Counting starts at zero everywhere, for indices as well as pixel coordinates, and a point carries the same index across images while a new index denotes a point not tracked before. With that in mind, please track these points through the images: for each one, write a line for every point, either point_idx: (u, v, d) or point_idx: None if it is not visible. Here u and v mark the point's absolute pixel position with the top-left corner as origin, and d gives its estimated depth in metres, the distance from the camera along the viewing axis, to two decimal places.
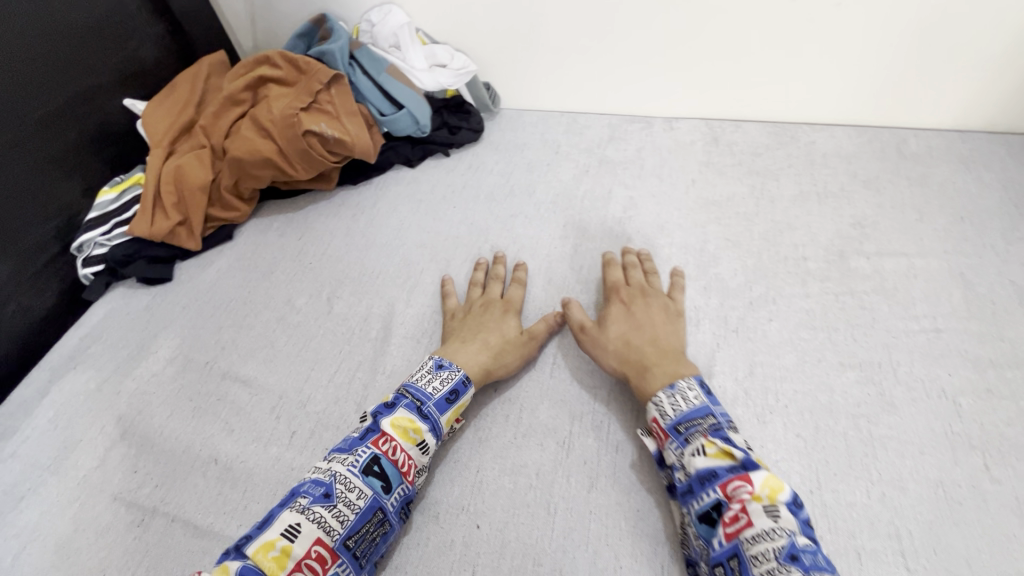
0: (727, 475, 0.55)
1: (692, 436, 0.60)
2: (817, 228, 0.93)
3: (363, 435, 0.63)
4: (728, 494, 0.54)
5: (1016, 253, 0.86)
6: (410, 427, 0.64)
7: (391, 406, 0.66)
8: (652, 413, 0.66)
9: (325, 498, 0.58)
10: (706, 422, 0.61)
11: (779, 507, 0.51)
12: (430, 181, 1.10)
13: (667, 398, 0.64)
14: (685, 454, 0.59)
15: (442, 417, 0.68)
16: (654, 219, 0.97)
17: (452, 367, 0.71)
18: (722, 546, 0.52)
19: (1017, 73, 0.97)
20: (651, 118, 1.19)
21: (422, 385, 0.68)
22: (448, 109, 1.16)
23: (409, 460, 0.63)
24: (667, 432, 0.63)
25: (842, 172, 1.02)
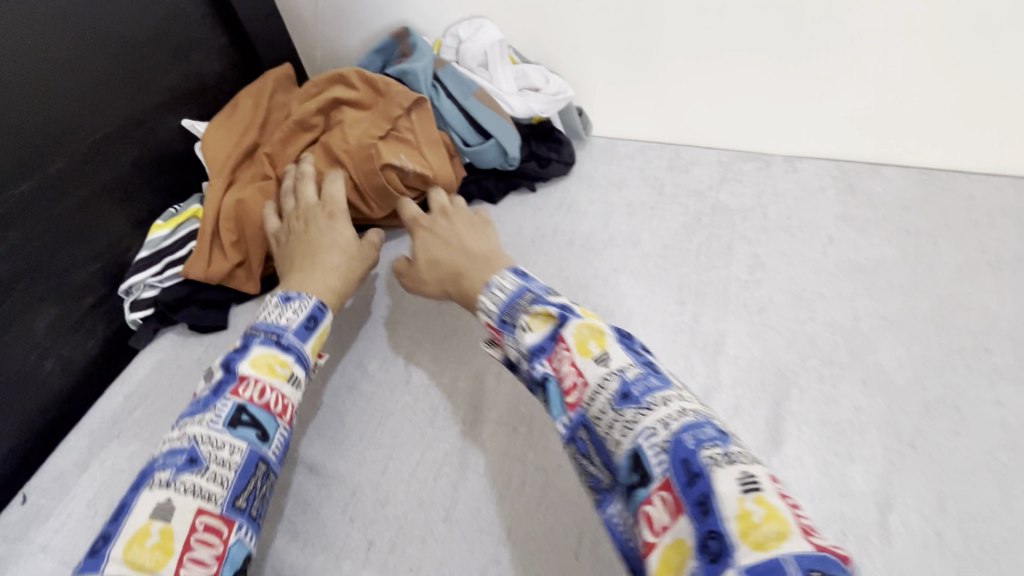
0: (553, 341, 0.52)
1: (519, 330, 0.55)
2: (996, 309, 0.77)
3: (217, 388, 0.56)
4: (567, 385, 0.49)
5: None
6: (274, 363, 0.59)
7: (244, 348, 0.60)
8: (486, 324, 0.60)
9: (191, 464, 0.50)
10: (526, 298, 0.57)
11: (608, 353, 0.48)
12: (516, 222, 0.96)
13: (489, 297, 0.60)
14: (516, 340, 0.55)
15: (305, 347, 0.64)
16: (788, 286, 0.82)
17: (301, 297, 0.67)
18: (572, 419, 0.48)
19: None
20: (769, 155, 1.03)
21: (273, 321, 0.63)
22: (535, 137, 1.02)
23: (283, 399, 0.58)
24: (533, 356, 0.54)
25: (1015, 237, 0.85)
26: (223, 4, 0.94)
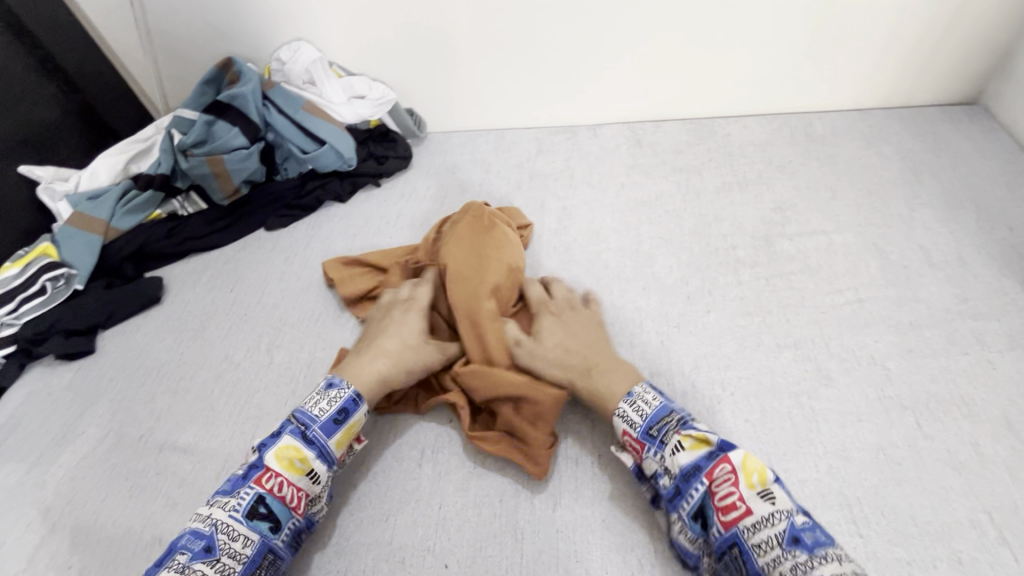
0: (709, 463, 0.56)
1: (665, 436, 0.60)
2: (742, 216, 0.97)
3: (246, 473, 0.59)
4: (718, 484, 0.55)
5: (920, 218, 0.93)
6: (296, 458, 0.60)
7: (276, 435, 0.61)
8: (617, 425, 0.64)
9: (207, 552, 0.53)
10: (673, 419, 0.61)
11: (773, 489, 0.53)
12: (363, 214, 1.08)
13: (629, 407, 0.63)
14: (665, 457, 0.59)
15: (331, 441, 0.63)
16: (588, 227, 0.99)
17: (342, 384, 0.66)
18: (722, 534, 0.53)
19: (898, 52, 1.05)
20: (576, 126, 1.20)
21: (308, 408, 0.63)
22: (373, 139, 1.15)
23: (298, 493, 0.60)
24: (641, 441, 0.61)
25: (758, 160, 1.07)
26: (47, 57, 1.01)
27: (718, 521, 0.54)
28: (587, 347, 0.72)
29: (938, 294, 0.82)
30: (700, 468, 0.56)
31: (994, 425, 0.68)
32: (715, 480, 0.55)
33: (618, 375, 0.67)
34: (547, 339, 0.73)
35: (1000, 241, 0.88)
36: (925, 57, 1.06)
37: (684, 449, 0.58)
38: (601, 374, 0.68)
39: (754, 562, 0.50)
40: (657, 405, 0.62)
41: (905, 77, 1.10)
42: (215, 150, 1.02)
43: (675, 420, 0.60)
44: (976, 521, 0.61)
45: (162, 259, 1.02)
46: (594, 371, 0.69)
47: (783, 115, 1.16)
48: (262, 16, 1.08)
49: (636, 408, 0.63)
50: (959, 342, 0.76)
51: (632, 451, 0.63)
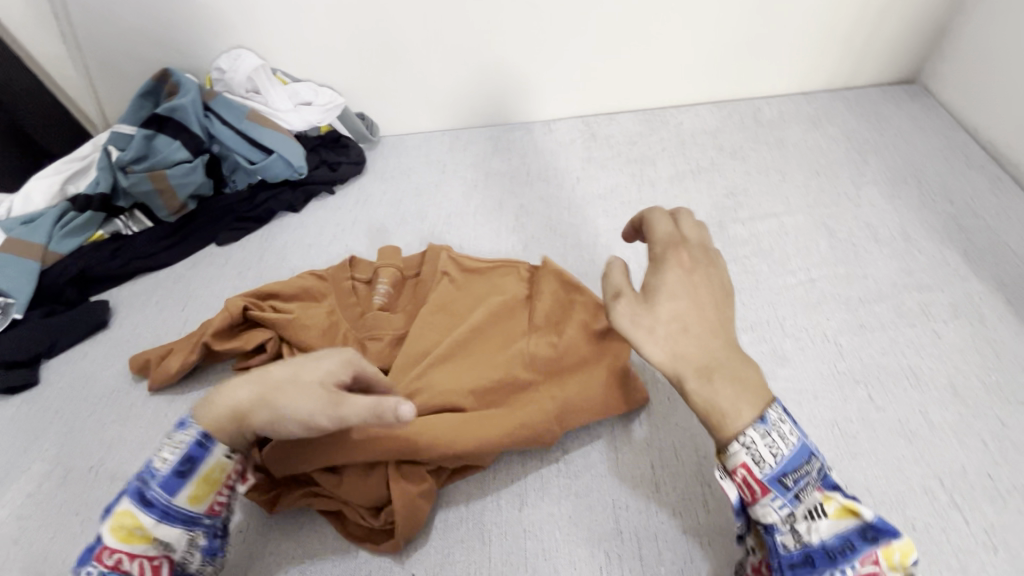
0: (866, 545, 0.46)
1: (801, 492, 0.48)
2: (696, 203, 0.98)
3: (82, 556, 0.49)
4: (865, 568, 0.46)
5: (866, 196, 0.95)
6: (136, 527, 0.50)
7: (116, 498, 0.51)
8: (736, 458, 0.48)
9: None
10: (813, 468, 0.49)
11: (916, 574, 0.46)
12: (317, 223, 1.06)
13: (763, 439, 0.47)
14: (795, 516, 0.48)
15: (178, 497, 0.52)
16: (546, 224, 0.99)
17: (192, 423, 0.54)
18: None
19: (838, 34, 1.08)
20: (531, 123, 1.20)
21: (147, 460, 0.52)
22: (325, 146, 1.12)
23: (153, 561, 0.50)
24: (768, 488, 0.48)
25: (710, 147, 1.08)
26: None
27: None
28: (690, 340, 0.60)
29: (885, 269, 0.84)
30: (853, 548, 0.46)
31: (942, 393, 0.70)
32: (862, 563, 0.46)
33: (743, 383, 0.49)
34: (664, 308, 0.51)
35: (941, 214, 0.90)
36: (865, 37, 1.09)
37: (828, 516, 0.48)
38: (719, 381, 0.48)
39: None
40: (797, 442, 0.48)
41: (846, 59, 1.12)
42: (157, 165, 0.99)
43: (816, 471, 0.49)
44: (928, 487, 0.63)
45: (106, 282, 0.98)
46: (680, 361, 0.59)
47: (733, 101, 1.18)
48: (198, 24, 1.04)
49: (776, 444, 0.48)
50: (907, 315, 0.78)
51: (743, 488, 0.49)
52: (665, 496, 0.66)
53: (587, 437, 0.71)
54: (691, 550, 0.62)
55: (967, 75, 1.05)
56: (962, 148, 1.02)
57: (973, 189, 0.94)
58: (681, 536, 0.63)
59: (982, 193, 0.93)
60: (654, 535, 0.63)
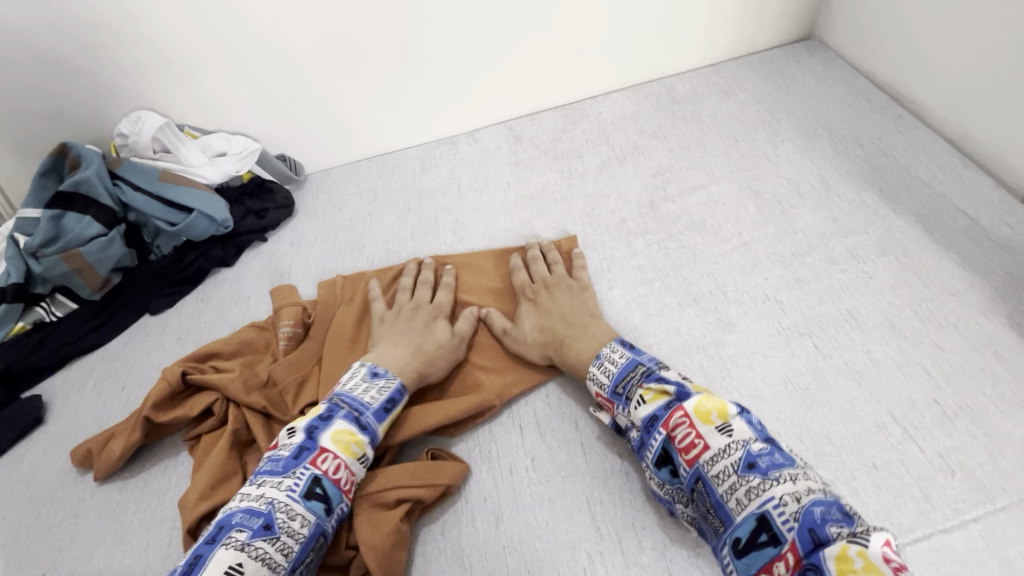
0: (666, 413, 0.59)
1: (632, 391, 0.63)
2: (625, 188, 1.00)
3: (298, 455, 0.61)
4: (676, 431, 0.57)
5: (783, 153, 0.98)
6: (352, 442, 0.63)
7: (329, 420, 0.64)
8: (591, 389, 0.69)
9: (266, 530, 0.55)
10: (638, 372, 0.64)
11: (732, 423, 0.55)
12: (253, 274, 1.03)
13: (598, 369, 0.67)
14: (630, 411, 0.63)
15: (380, 427, 0.67)
16: (483, 233, 0.99)
17: (387, 375, 0.70)
18: (687, 473, 0.56)
19: (730, 5, 1.11)
20: (455, 136, 1.20)
21: (357, 396, 0.67)
22: (249, 195, 1.09)
23: (351, 477, 0.62)
24: (611, 400, 0.65)
25: (631, 131, 1.10)
26: None
27: (682, 462, 0.56)
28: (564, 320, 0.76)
29: (811, 220, 0.86)
30: (658, 418, 0.59)
31: (881, 330, 0.72)
32: (670, 429, 0.57)
33: (591, 339, 0.72)
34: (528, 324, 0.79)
35: (854, 159, 0.94)
36: (757, 3, 1.13)
37: (645, 401, 0.61)
38: (572, 345, 0.73)
39: (716, 493, 0.53)
40: (622, 359, 0.67)
41: (744, 25, 1.16)
42: (69, 244, 0.94)
43: (639, 375, 0.64)
44: (882, 424, 0.64)
45: (36, 374, 0.93)
46: (567, 342, 0.74)
47: (647, 83, 1.20)
48: (89, 91, 1.00)
49: (604, 368, 0.67)
50: (838, 261, 0.81)
51: (608, 410, 0.67)
52: (638, 483, 0.66)
53: (552, 439, 0.71)
54: (669, 533, 0.62)
55: (855, 24, 1.10)
56: (864, 94, 1.06)
57: (880, 130, 0.98)
58: (659, 519, 0.63)
59: (887, 132, 0.97)
60: (632, 525, 0.63)
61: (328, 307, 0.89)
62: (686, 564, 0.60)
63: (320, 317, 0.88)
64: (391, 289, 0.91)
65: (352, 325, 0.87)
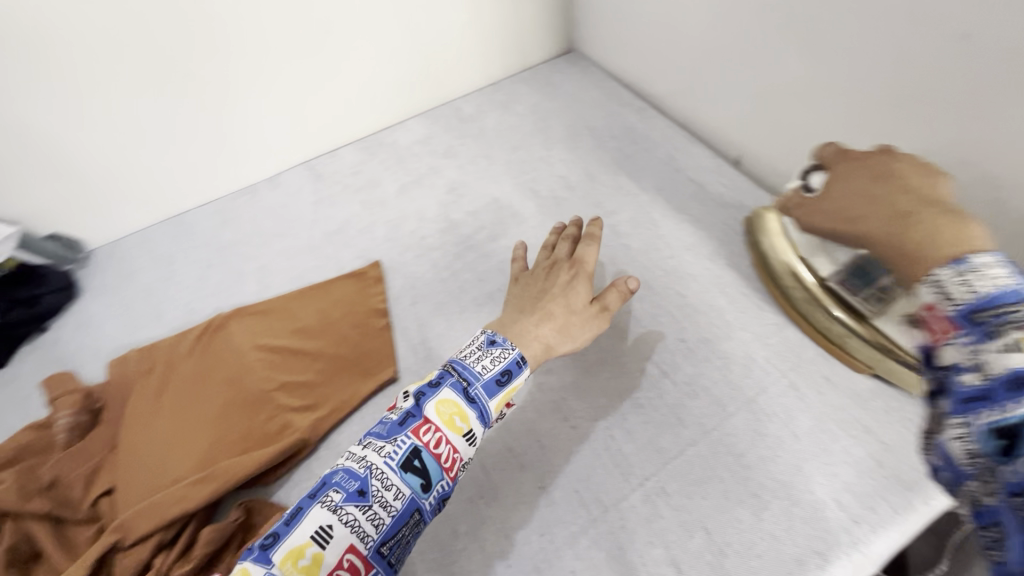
0: None
1: (1001, 329, 0.39)
2: (424, 208, 1.05)
3: (403, 422, 0.60)
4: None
5: (556, 154, 1.10)
6: (456, 415, 0.60)
7: (437, 386, 0.62)
8: (925, 296, 0.46)
9: (359, 496, 0.55)
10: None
11: None
12: (33, 370, 0.93)
13: (956, 277, 0.43)
14: (982, 350, 0.40)
15: (492, 402, 0.63)
16: (291, 275, 0.99)
17: (506, 343, 0.67)
18: None
19: (492, 31, 1.23)
20: (254, 184, 1.18)
21: (471, 364, 0.64)
22: (12, 283, 0.97)
23: (453, 454, 0.59)
24: (952, 324, 0.42)
25: (426, 154, 1.17)
26: None
27: None
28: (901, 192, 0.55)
29: (581, 208, 0.99)
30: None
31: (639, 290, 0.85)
32: None
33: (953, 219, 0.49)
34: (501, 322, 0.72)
35: (611, 150, 1.09)
36: (516, 27, 1.26)
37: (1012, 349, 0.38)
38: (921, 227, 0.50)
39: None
40: (1014, 282, 0.41)
41: (511, 46, 1.28)
42: None
43: None
44: (644, 368, 0.75)
45: None
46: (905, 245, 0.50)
47: (436, 107, 1.28)
48: None
49: (494, 358, 0.65)
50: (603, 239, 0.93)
51: (927, 334, 0.45)
52: None
53: None
54: (480, 514, 0.66)
55: (598, 35, 1.27)
56: (616, 93, 1.23)
57: (629, 122, 1.14)
58: (469, 503, 0.67)
59: (635, 123, 1.14)
60: (445, 517, 0.66)
61: (122, 387, 0.84)
62: (496, 536, 0.64)
63: (113, 399, 0.83)
64: (187, 349, 0.88)
65: (147, 396, 0.82)
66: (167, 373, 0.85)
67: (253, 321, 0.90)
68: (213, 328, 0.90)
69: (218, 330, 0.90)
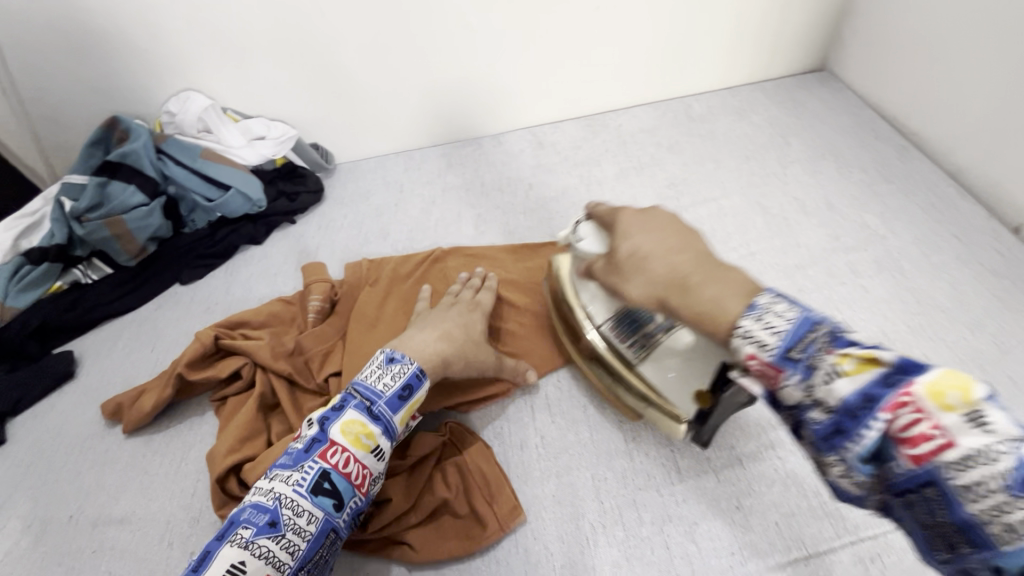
0: (890, 395, 0.39)
1: (813, 358, 0.44)
2: (641, 197, 1.05)
3: (309, 448, 0.59)
4: (897, 415, 0.39)
5: (792, 173, 1.04)
6: (362, 434, 0.60)
7: (339, 410, 0.61)
8: (740, 349, 0.47)
9: (271, 527, 0.54)
10: (822, 332, 0.44)
11: (986, 410, 0.36)
12: (281, 253, 1.08)
13: (757, 323, 0.46)
14: (813, 386, 0.44)
15: (395, 417, 0.63)
16: (505, 229, 1.04)
17: (403, 358, 0.66)
18: (912, 471, 0.39)
19: (751, 33, 1.17)
20: (480, 138, 1.25)
21: (370, 384, 0.63)
22: (281, 178, 1.14)
23: (363, 470, 0.60)
24: (775, 365, 0.45)
25: (649, 144, 1.16)
26: None
27: (903, 458, 0.39)
28: (703, 261, 0.55)
29: (815, 237, 0.92)
30: (874, 400, 0.40)
31: (876, 340, 0.77)
32: (893, 413, 0.39)
33: (727, 284, 0.51)
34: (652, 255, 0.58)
35: (859, 184, 1.00)
36: (778, 32, 1.18)
37: (844, 375, 0.42)
38: (701, 286, 0.51)
39: (962, 509, 0.36)
40: (795, 318, 0.45)
41: (763, 53, 1.22)
42: (113, 212, 0.99)
43: (825, 336, 0.44)
44: None
45: (69, 332, 0.97)
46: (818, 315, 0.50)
47: (665, 100, 1.26)
48: (141, 70, 1.06)
49: (393, 374, 0.64)
50: (837, 275, 0.86)
51: (761, 378, 0.47)
52: (641, 464, 0.70)
53: (562, 420, 0.75)
54: (669, 511, 0.66)
55: (865, 57, 1.16)
56: (871, 124, 1.12)
57: (884, 159, 1.04)
58: (659, 497, 0.67)
59: (891, 161, 1.03)
60: (633, 502, 0.67)
61: (353, 286, 0.94)
62: (682, 539, 0.64)
63: (346, 295, 0.92)
64: (409, 270, 0.96)
65: (374, 301, 0.91)
66: (391, 287, 0.94)
67: (471, 262, 0.96)
68: (433, 258, 0.97)
69: (438, 261, 0.97)
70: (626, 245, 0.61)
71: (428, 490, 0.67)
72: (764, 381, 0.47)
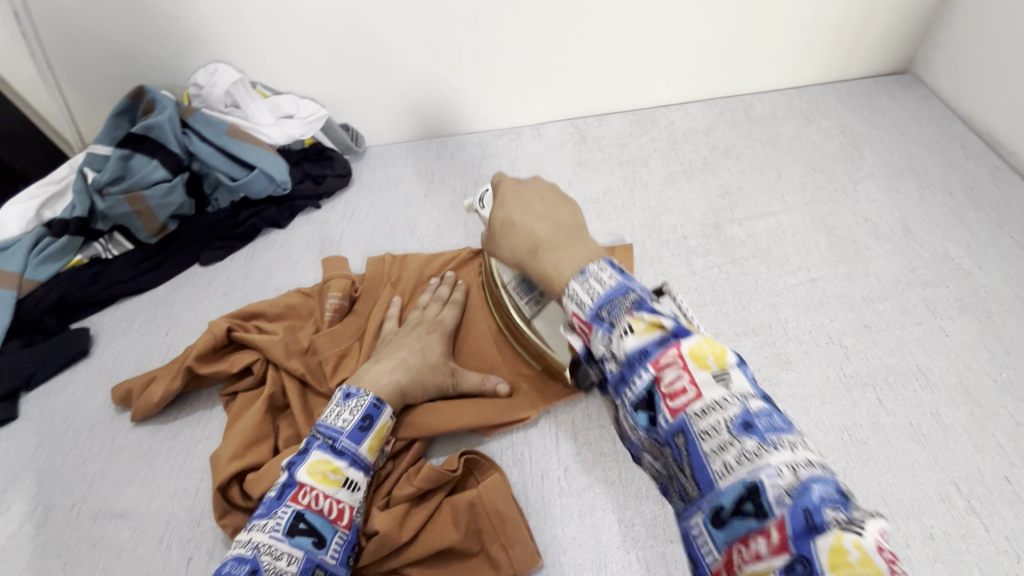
0: (659, 350, 0.41)
1: (616, 318, 0.44)
2: (690, 204, 0.96)
3: (280, 493, 0.58)
4: (664, 370, 0.40)
5: (864, 190, 0.93)
6: (329, 470, 0.60)
7: (304, 452, 0.61)
8: (568, 308, 0.49)
9: (253, 575, 0.51)
10: (629, 298, 0.45)
11: (728, 372, 0.40)
12: (303, 240, 1.03)
13: (581, 287, 0.48)
14: (612, 339, 0.44)
15: (362, 447, 0.63)
16: None
17: (360, 392, 0.66)
18: (667, 424, 0.40)
19: (831, 28, 1.05)
20: (519, 127, 1.17)
21: (331, 422, 0.63)
22: (309, 159, 1.10)
23: (338, 504, 0.59)
24: (590, 322, 0.46)
25: (703, 146, 1.06)
26: None
27: (663, 410, 0.40)
28: (560, 227, 0.60)
29: (887, 266, 0.82)
30: (648, 356, 0.41)
31: (953, 394, 0.68)
32: (658, 368, 0.41)
33: (572, 251, 0.54)
34: (522, 218, 0.62)
35: (941, 207, 0.89)
36: (861, 28, 1.05)
37: (633, 332, 0.43)
38: (548, 253, 0.56)
39: (699, 454, 0.37)
40: (612, 285, 0.47)
41: (841, 50, 1.09)
42: (134, 187, 0.96)
43: (631, 299, 0.45)
44: (944, 493, 0.61)
45: (85, 308, 0.95)
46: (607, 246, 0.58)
47: (723, 97, 1.15)
48: (169, 38, 1.01)
49: (351, 409, 0.64)
50: (912, 312, 0.76)
51: (582, 335, 0.48)
52: (674, 512, 0.63)
53: (588, 453, 0.69)
54: None
55: (957, 62, 1.03)
56: (958, 138, 1.00)
57: (971, 181, 0.92)
58: None
59: (981, 185, 0.91)
60: (663, 556, 0.61)
61: (375, 283, 0.88)
62: None
63: (366, 293, 0.87)
64: (435, 271, 0.89)
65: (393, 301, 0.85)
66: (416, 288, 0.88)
67: None
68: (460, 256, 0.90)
69: (464, 259, 0.90)
70: (501, 213, 0.65)
71: (436, 525, 0.63)
72: (582, 336, 0.48)
